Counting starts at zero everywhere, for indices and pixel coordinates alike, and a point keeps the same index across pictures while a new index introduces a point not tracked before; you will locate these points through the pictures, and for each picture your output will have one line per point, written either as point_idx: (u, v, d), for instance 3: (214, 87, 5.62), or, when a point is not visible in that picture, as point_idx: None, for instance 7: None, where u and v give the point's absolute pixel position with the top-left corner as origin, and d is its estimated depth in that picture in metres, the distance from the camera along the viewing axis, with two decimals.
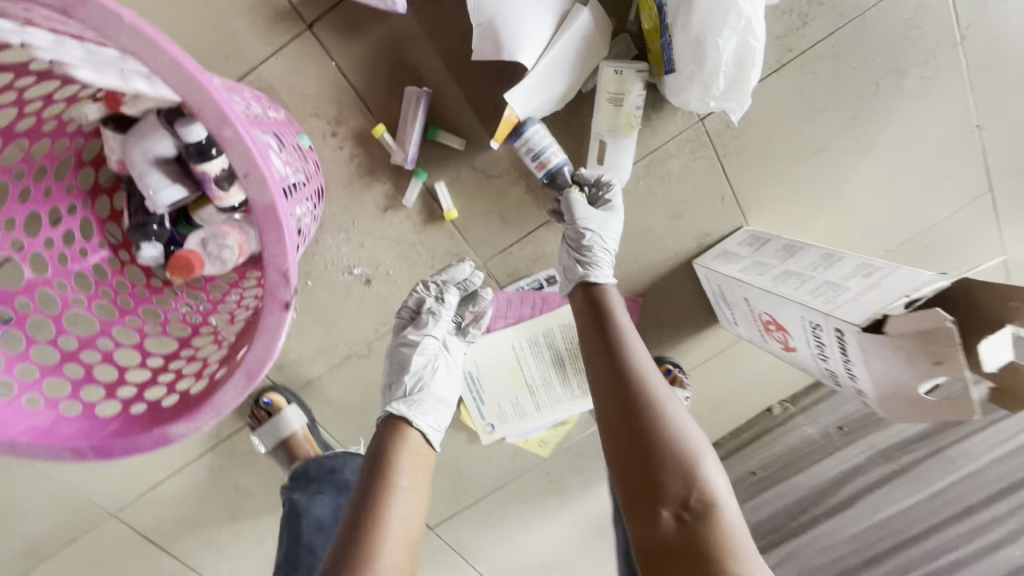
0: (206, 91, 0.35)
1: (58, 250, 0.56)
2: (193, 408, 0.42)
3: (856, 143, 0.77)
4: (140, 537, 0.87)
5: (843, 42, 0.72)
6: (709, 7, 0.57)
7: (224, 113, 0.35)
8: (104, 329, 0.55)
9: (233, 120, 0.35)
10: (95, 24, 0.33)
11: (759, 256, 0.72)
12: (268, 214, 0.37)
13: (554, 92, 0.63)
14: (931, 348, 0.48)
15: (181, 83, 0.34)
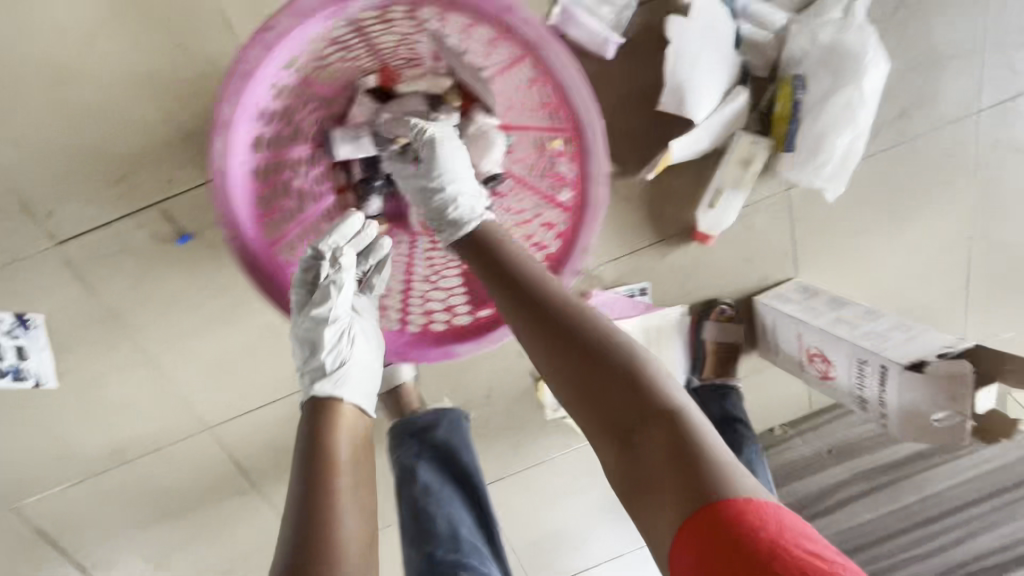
0: (591, 111, 0.66)
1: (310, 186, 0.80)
2: (472, 336, 0.76)
3: (885, 231, 1.00)
4: (226, 453, 0.93)
5: (896, 155, 0.94)
6: (835, 115, 0.76)
7: (594, 127, 0.67)
8: None
9: (595, 132, 0.67)
10: (554, 61, 0.65)
11: (811, 303, 0.93)
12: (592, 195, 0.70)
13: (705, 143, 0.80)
14: (951, 389, 0.70)
15: (584, 103, 0.66)
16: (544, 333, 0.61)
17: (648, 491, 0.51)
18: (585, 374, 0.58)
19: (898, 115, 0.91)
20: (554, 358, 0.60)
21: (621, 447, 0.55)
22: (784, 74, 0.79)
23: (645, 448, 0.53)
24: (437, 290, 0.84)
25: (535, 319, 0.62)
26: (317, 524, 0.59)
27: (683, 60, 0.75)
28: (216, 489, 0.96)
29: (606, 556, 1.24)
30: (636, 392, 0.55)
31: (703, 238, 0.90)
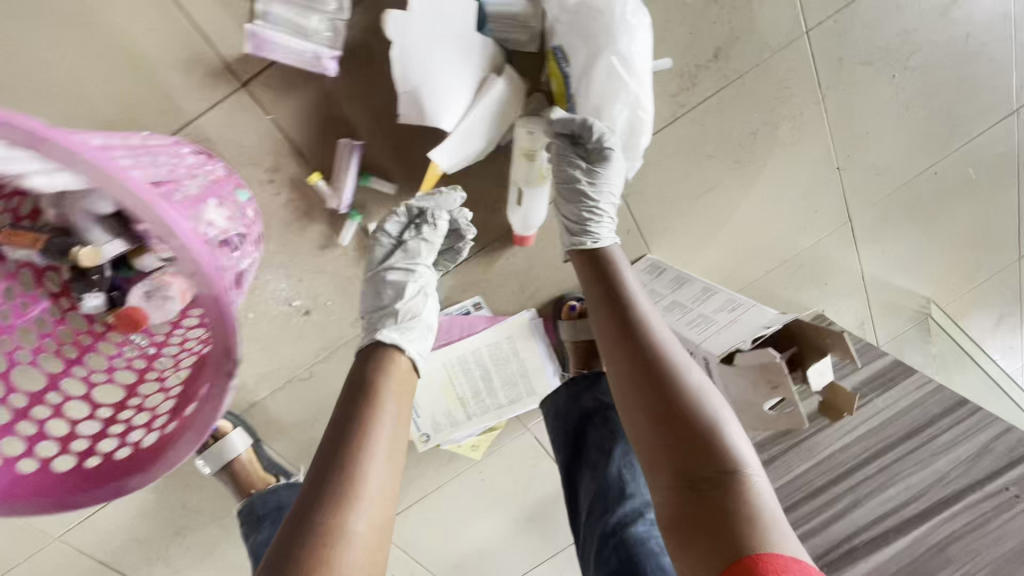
0: (161, 207, 0.40)
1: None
2: (150, 461, 0.47)
3: (738, 182, 0.90)
4: (87, 556, 0.90)
5: (727, 99, 0.83)
6: (603, 87, 0.66)
7: (172, 226, 0.40)
8: (53, 381, 0.58)
9: (179, 233, 0.40)
10: (64, 160, 0.37)
11: (655, 285, 0.83)
12: (209, 300, 0.43)
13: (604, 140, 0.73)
14: (768, 376, 0.61)
15: (141, 204, 0.39)
16: (637, 378, 0.55)
17: (693, 532, 0.46)
18: (647, 412, 0.53)
19: (715, 55, 0.80)
20: (637, 384, 0.55)
21: (683, 489, 0.48)
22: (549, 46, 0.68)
23: (705, 499, 0.46)
24: (156, 398, 0.57)
25: (630, 359, 0.57)
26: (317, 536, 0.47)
27: (411, 63, 0.63)
28: None
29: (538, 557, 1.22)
30: (694, 433, 0.50)
31: (521, 240, 0.81)
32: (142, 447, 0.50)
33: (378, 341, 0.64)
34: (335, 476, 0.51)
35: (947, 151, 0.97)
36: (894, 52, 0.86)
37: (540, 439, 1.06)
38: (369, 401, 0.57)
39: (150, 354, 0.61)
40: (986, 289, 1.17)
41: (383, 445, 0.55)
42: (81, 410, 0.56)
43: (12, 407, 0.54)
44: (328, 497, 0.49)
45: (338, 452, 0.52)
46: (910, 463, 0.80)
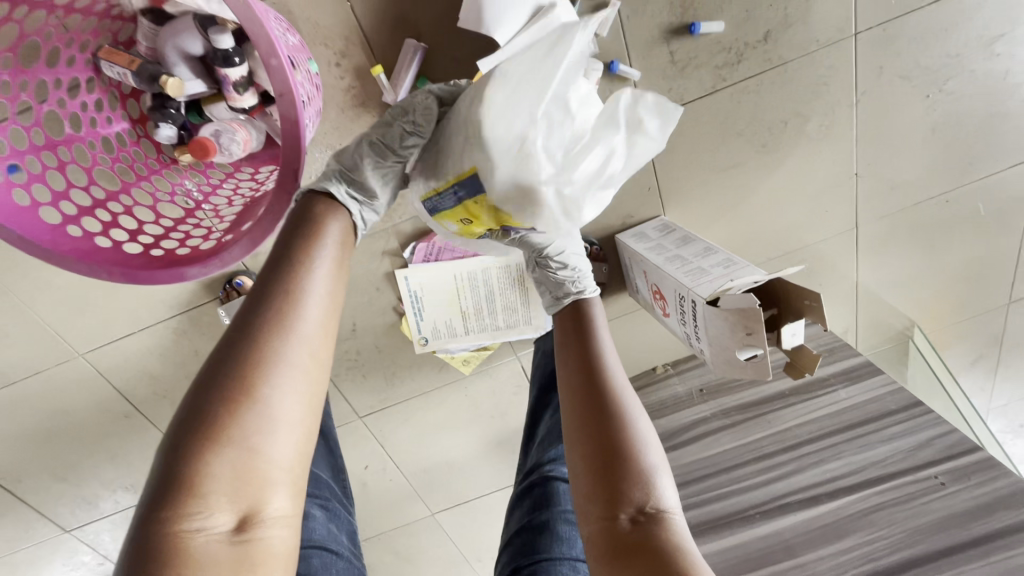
0: (274, 47, 0.56)
1: (90, 114, 0.68)
2: (205, 261, 0.64)
3: (760, 166, 0.96)
4: (104, 377, 0.99)
5: (765, 83, 0.88)
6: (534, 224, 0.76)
7: (279, 61, 0.57)
8: (125, 188, 0.70)
9: (280, 62, 0.57)
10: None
11: (663, 241, 0.90)
12: (292, 125, 0.61)
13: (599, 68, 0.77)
14: (745, 321, 0.68)
15: (249, 21, 0.55)
16: (586, 410, 0.67)
17: (632, 553, 0.52)
18: (594, 444, 0.63)
19: (764, 37, 0.84)
20: (585, 397, 0.68)
21: (607, 509, 0.57)
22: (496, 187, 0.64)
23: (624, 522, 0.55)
24: (210, 220, 0.71)
25: (584, 399, 0.68)
26: (238, 378, 0.52)
27: None
28: (103, 411, 1.03)
29: (500, 483, 1.30)
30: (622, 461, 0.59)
31: None
32: (201, 251, 0.66)
33: (312, 193, 0.67)
34: (245, 350, 0.54)
35: (962, 182, 1.03)
36: (933, 72, 0.91)
37: (526, 369, 1.13)
38: (307, 244, 0.61)
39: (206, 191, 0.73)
40: (969, 322, 1.24)
41: (314, 292, 0.59)
42: (150, 215, 0.71)
43: (92, 196, 0.68)
44: (265, 330, 0.55)
45: (282, 294, 0.57)
46: (854, 445, 0.87)
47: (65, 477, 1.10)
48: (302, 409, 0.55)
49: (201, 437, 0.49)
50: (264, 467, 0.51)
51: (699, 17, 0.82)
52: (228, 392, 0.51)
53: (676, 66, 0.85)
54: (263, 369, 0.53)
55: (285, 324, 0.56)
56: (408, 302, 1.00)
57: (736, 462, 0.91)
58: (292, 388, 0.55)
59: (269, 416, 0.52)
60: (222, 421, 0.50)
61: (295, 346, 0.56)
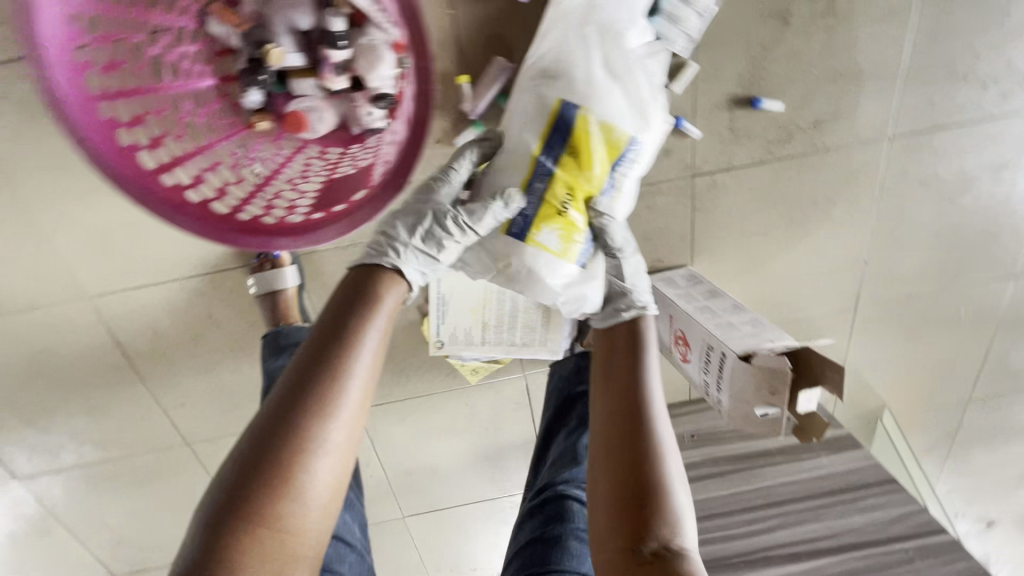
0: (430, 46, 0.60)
1: (184, 66, 0.67)
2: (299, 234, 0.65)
3: (784, 238, 1.03)
4: (105, 325, 0.95)
5: (805, 165, 0.96)
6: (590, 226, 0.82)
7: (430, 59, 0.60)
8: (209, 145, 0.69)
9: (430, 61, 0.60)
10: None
11: (691, 290, 0.95)
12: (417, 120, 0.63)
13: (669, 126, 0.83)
14: (772, 380, 0.73)
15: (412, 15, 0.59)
16: (608, 450, 0.69)
17: None
18: (615, 480, 0.66)
19: (814, 123, 0.92)
20: (607, 437, 0.71)
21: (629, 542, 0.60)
22: (555, 104, 0.74)
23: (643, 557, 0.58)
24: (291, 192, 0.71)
25: (609, 441, 0.70)
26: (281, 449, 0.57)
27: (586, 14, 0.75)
28: (94, 359, 0.99)
29: (477, 497, 1.30)
30: (647, 504, 0.62)
31: None
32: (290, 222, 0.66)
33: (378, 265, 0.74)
34: (295, 424, 0.58)
35: (951, 285, 1.13)
36: (948, 185, 1.00)
37: (529, 388, 1.15)
38: (361, 325, 0.67)
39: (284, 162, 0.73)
40: (932, 412, 1.34)
41: (362, 370, 0.64)
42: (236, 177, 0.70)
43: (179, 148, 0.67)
44: (313, 409, 0.59)
45: (331, 372, 0.62)
46: (833, 512, 0.93)
47: (32, 422, 1.04)
48: (332, 486, 0.59)
49: (244, 505, 0.54)
50: (299, 542, 0.56)
51: (762, 94, 0.88)
52: (273, 461, 0.56)
53: (732, 133, 0.91)
54: (305, 449, 0.58)
55: (332, 402, 0.61)
56: (433, 303, 1.01)
57: (721, 510, 0.96)
58: (332, 461, 0.59)
59: (303, 493, 0.56)
60: (269, 493, 0.55)
61: (334, 431, 0.60)
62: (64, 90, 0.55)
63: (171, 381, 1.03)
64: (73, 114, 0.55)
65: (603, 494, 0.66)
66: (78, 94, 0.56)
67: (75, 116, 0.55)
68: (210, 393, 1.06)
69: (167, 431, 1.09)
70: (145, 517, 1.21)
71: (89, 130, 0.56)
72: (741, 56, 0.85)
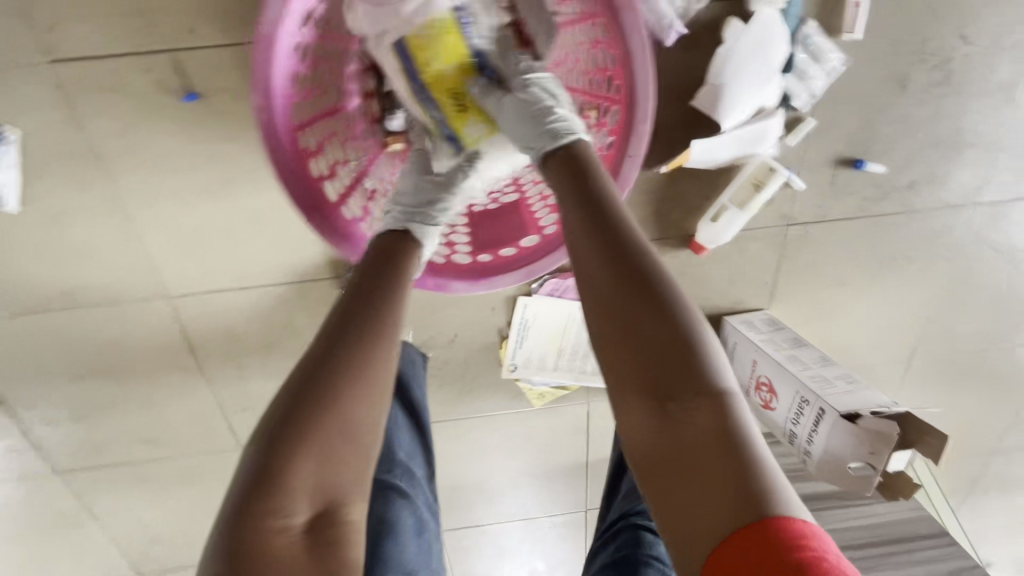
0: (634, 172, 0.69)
1: (336, 88, 0.71)
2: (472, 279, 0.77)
3: (859, 289, 1.06)
4: (179, 325, 0.92)
5: (893, 222, 0.98)
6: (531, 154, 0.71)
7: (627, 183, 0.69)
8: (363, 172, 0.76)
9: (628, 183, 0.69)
10: (637, 129, 0.67)
11: (774, 337, 0.97)
12: None
13: (779, 178, 0.84)
14: (876, 442, 0.75)
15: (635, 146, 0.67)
16: (647, 296, 0.53)
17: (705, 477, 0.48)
18: (664, 335, 0.52)
19: (908, 184, 0.94)
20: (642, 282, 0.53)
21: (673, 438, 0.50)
22: (446, 13, 0.62)
23: (701, 449, 0.49)
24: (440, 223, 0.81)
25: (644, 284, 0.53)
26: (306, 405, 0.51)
27: (726, 65, 0.76)
28: (161, 357, 0.95)
29: (518, 515, 1.30)
30: (698, 392, 0.51)
31: (698, 249, 0.92)
32: (456, 263, 0.79)
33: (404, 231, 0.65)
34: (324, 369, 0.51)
35: (1001, 344, 1.18)
36: (1017, 252, 1.04)
37: (590, 415, 1.15)
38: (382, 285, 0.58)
39: None
40: (959, 460, 1.39)
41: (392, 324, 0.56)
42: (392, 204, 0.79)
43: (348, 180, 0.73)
44: (341, 355, 0.52)
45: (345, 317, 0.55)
46: (888, 562, 0.98)
47: (84, 417, 0.99)
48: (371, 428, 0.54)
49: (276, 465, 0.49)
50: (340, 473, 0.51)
51: (867, 154, 0.90)
52: (306, 420, 0.49)
53: (833, 188, 0.93)
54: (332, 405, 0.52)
55: (358, 358, 0.53)
56: (515, 327, 1.00)
57: None
58: (360, 400, 0.52)
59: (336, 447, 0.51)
60: (300, 439, 0.49)
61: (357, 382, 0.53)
62: (284, 139, 0.62)
63: (236, 385, 1.00)
64: (284, 151, 0.63)
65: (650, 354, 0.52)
66: (285, 128, 0.62)
67: (293, 167, 0.64)
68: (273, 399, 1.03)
69: (222, 433, 1.06)
70: (182, 516, 1.18)
71: (302, 179, 0.65)
72: (856, 116, 0.87)
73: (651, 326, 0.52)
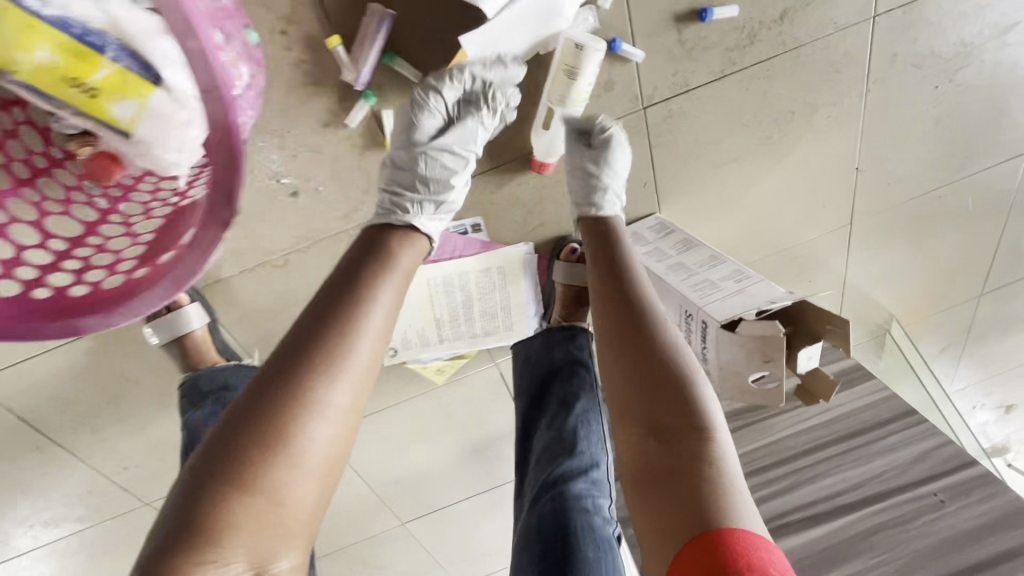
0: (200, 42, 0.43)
1: None
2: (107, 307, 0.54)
3: (763, 160, 0.88)
4: (4, 408, 0.83)
5: (777, 69, 0.79)
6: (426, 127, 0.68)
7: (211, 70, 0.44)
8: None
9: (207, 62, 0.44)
10: None
11: (661, 244, 0.81)
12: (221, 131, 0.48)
13: (597, 54, 0.65)
14: (764, 349, 0.61)
15: None
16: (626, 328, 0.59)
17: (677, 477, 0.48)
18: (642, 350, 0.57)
19: (779, 16, 0.75)
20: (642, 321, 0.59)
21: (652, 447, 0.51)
22: None
23: (671, 448, 0.50)
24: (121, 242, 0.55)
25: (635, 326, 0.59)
26: (268, 437, 0.47)
27: None
28: (8, 443, 0.87)
29: (477, 488, 1.23)
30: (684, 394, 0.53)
31: (540, 167, 0.77)
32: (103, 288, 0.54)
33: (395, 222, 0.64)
34: (275, 398, 0.49)
35: (958, 176, 0.99)
36: (946, 62, 0.84)
37: (504, 374, 1.04)
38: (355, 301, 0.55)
39: (113, 200, 0.55)
40: (943, 313, 1.24)
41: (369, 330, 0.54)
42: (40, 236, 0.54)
43: None
44: (295, 376, 0.50)
45: (338, 330, 0.53)
46: (849, 459, 0.84)
47: None
48: (336, 449, 0.50)
49: (237, 475, 0.46)
50: (278, 508, 0.47)
51: None
52: (241, 456, 0.46)
53: (684, 47, 0.74)
54: (306, 408, 0.49)
55: (317, 378, 0.50)
56: None
57: None
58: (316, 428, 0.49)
59: (305, 463, 0.48)
60: (244, 475, 0.46)
61: (340, 390, 0.51)
62: None
63: (104, 447, 0.92)
64: None
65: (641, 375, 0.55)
66: None
67: None
68: (152, 449, 0.95)
69: (122, 493, 1.00)
70: None
71: None
72: None
73: (645, 351, 0.56)
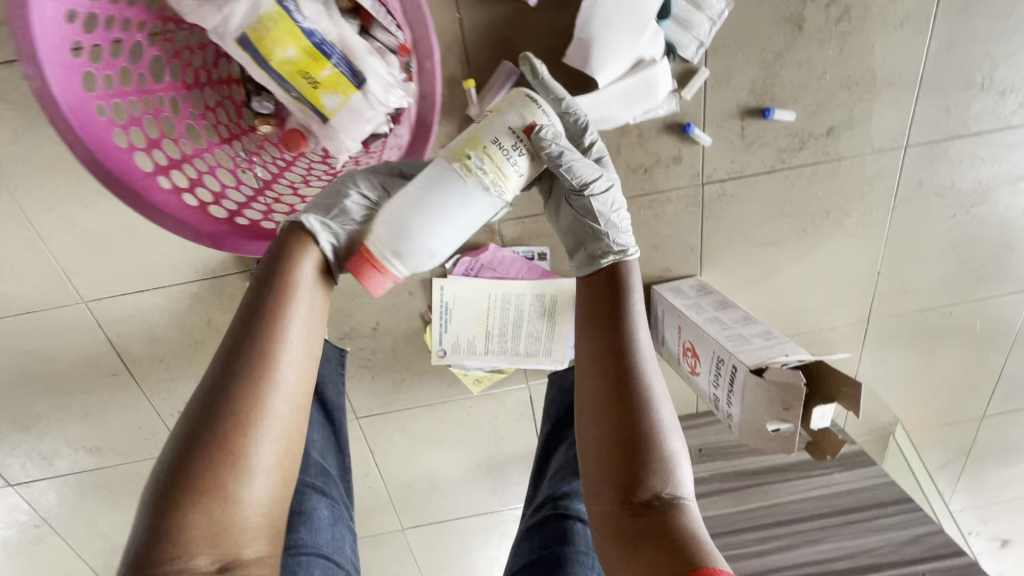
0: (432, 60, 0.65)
1: (120, 59, 0.67)
2: None
3: (796, 248, 1.01)
4: (101, 331, 0.93)
5: (818, 173, 0.94)
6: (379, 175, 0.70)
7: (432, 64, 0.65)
8: (197, 152, 0.73)
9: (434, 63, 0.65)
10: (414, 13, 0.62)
11: (699, 300, 0.93)
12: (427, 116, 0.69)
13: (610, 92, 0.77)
14: (783, 398, 0.70)
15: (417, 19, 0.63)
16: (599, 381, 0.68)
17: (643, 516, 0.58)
18: (612, 398, 0.66)
19: (826, 131, 0.90)
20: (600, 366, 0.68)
21: (626, 509, 0.60)
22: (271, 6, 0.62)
23: (638, 482, 0.61)
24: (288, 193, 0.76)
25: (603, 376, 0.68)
26: (212, 455, 0.55)
27: (594, 18, 0.74)
28: (89, 365, 0.97)
29: (481, 508, 1.28)
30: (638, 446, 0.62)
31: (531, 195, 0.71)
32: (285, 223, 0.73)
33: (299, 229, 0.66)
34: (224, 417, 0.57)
35: (967, 298, 1.10)
36: (965, 196, 0.98)
37: (533, 398, 1.13)
38: (271, 317, 0.62)
39: (281, 165, 0.78)
40: (946, 428, 1.30)
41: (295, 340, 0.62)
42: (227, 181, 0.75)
43: (181, 149, 0.72)
44: (238, 388, 0.58)
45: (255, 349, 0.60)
46: (844, 530, 0.90)
47: (24, 428, 1.02)
48: (278, 457, 0.59)
49: (188, 500, 0.53)
50: (239, 511, 0.55)
51: (774, 103, 0.87)
52: (199, 470, 0.54)
53: (745, 141, 0.90)
54: (246, 429, 0.57)
55: (257, 388, 0.59)
56: (437, 311, 0.99)
57: (732, 527, 0.93)
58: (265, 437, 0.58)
59: (257, 474, 0.57)
60: (196, 485, 0.54)
61: (275, 400, 0.60)
62: (72, 99, 0.61)
63: (167, 386, 1.01)
64: (76, 128, 0.62)
65: (603, 418, 0.65)
66: (71, 102, 0.61)
67: (81, 125, 0.62)
68: None
69: (164, 436, 1.08)
70: None
71: (91, 143, 0.63)
72: (753, 63, 0.84)
73: (609, 405, 0.65)
